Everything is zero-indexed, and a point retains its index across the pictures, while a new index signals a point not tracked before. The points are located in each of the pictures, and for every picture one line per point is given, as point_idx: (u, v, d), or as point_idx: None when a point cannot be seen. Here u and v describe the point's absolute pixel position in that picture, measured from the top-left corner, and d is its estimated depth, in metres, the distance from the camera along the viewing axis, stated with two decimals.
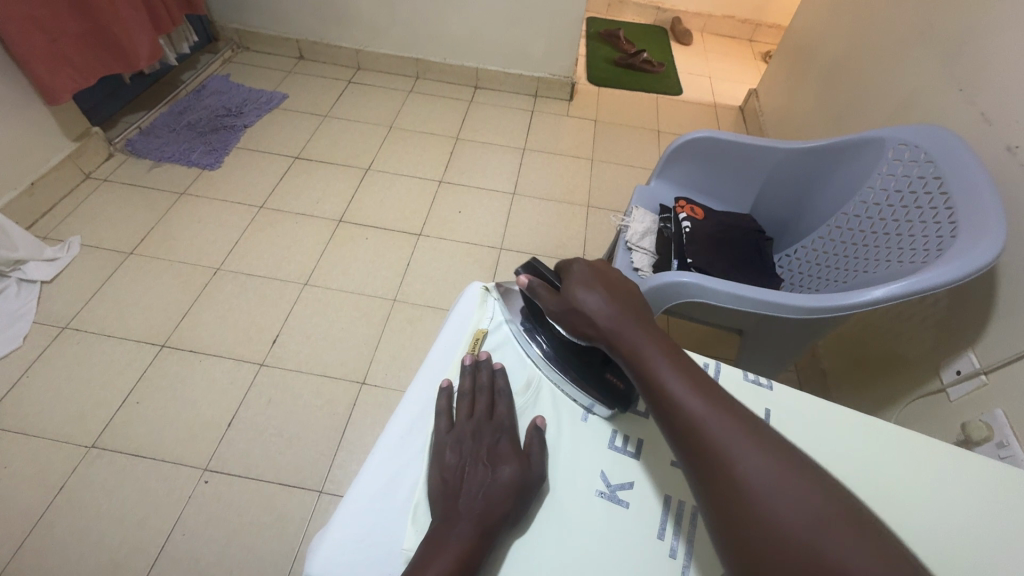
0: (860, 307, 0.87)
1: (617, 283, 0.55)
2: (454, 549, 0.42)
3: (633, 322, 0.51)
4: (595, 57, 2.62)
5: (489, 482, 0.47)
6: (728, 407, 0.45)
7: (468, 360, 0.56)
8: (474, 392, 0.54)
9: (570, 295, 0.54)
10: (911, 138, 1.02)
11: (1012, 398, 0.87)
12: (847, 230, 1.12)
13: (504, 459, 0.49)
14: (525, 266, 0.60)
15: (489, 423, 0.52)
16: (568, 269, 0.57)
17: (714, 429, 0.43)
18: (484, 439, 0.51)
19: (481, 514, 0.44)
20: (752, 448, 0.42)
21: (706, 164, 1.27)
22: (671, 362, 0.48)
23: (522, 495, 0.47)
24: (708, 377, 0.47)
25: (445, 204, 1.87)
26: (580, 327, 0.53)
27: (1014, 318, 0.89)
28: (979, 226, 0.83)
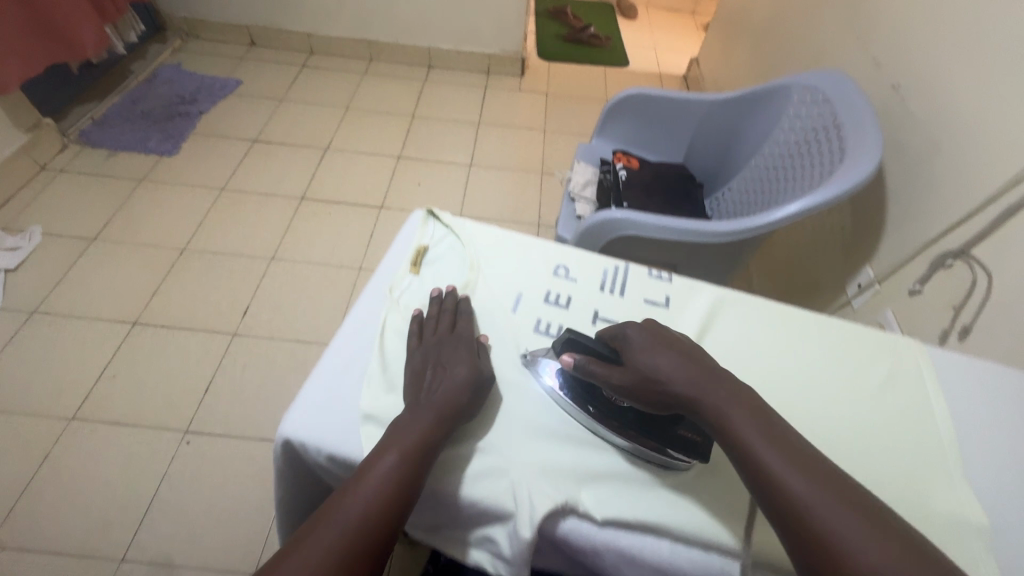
0: (773, 225, 1.00)
1: (679, 343, 0.54)
2: (417, 433, 0.48)
3: (715, 389, 0.50)
4: (545, 33, 2.70)
5: (445, 380, 0.53)
6: (834, 483, 0.45)
7: (436, 292, 0.62)
8: (438, 315, 0.59)
9: (637, 368, 0.52)
10: (812, 82, 1.15)
11: (900, 299, 1.01)
12: (762, 168, 1.24)
13: (460, 363, 0.54)
14: (563, 341, 0.56)
15: (451, 335, 0.57)
16: (623, 334, 0.55)
17: (832, 514, 0.42)
18: (445, 350, 0.56)
19: (440, 408, 0.50)
20: (869, 531, 0.41)
21: (639, 119, 1.38)
22: (766, 436, 0.47)
23: (477, 393, 0.53)
24: (806, 447, 0.47)
25: (404, 178, 1.94)
26: (654, 397, 0.51)
27: (901, 231, 1.03)
28: (860, 150, 0.97)
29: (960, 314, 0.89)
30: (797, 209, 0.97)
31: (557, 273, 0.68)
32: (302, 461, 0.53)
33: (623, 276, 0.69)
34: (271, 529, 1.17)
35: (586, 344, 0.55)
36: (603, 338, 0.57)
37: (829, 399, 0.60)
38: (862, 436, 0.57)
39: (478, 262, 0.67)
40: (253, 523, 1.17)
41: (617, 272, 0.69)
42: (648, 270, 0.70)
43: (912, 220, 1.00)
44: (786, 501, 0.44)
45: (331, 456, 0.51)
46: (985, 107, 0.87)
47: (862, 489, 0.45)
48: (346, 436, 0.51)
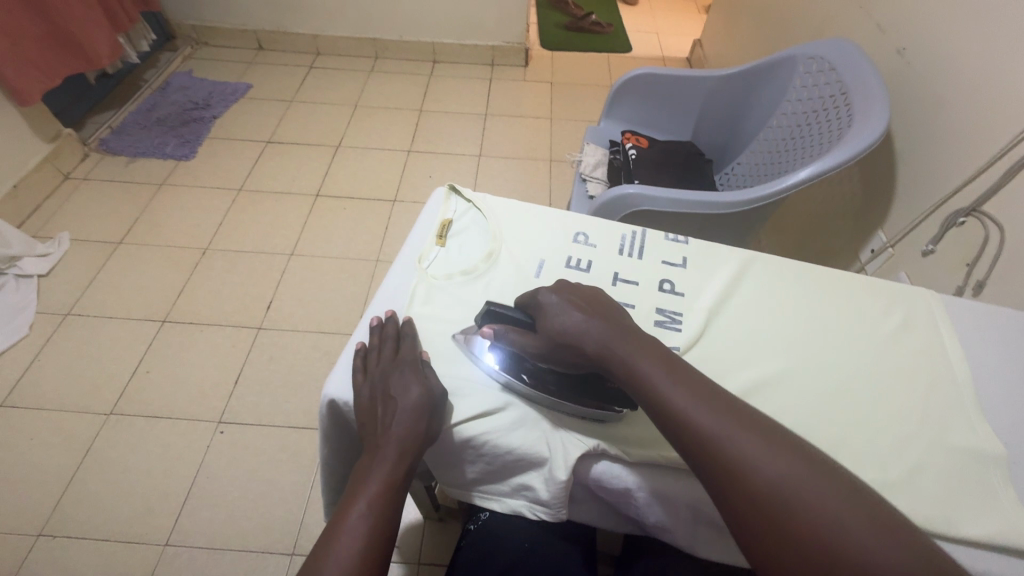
0: (790, 189, 1.01)
1: (591, 301, 0.55)
2: (381, 477, 0.50)
3: (620, 339, 0.51)
4: (546, 23, 2.72)
5: (397, 411, 0.51)
6: (736, 415, 0.46)
7: (376, 321, 0.59)
8: (381, 344, 0.57)
9: (551, 330, 0.53)
10: (817, 52, 1.16)
11: (913, 261, 1.02)
12: (772, 140, 1.26)
13: (402, 393, 0.52)
14: (483, 314, 0.58)
15: (395, 360, 0.55)
16: (535, 300, 0.56)
17: (733, 443, 0.44)
18: (390, 375, 0.53)
19: (398, 444, 0.50)
20: (765, 452, 0.43)
21: (646, 99, 1.39)
22: (672, 379, 0.48)
23: (433, 413, 0.52)
24: (710, 385, 0.48)
25: (415, 171, 1.98)
26: (568, 356, 0.53)
27: (912, 193, 1.03)
28: (868, 115, 0.98)
29: (974, 270, 0.90)
30: (814, 170, 0.98)
31: (577, 240, 0.71)
32: (349, 422, 0.57)
33: (641, 242, 0.71)
34: (306, 511, 1.21)
35: (505, 316, 0.56)
36: (521, 306, 0.58)
37: (847, 346, 0.62)
38: (883, 380, 0.59)
39: (501, 233, 0.70)
40: (288, 506, 1.21)
41: (635, 237, 0.72)
42: (666, 235, 0.72)
43: (922, 182, 1.01)
44: (692, 439, 0.45)
45: None
46: (991, 63, 0.87)
47: (766, 418, 0.46)
48: None
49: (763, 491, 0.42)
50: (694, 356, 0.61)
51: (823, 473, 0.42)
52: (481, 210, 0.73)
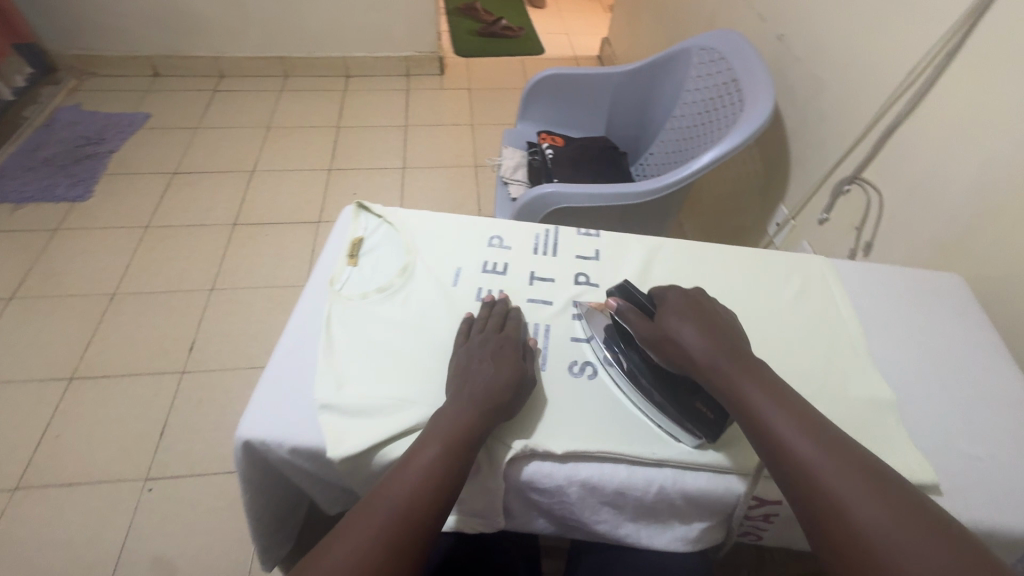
0: (697, 173, 1.06)
1: (711, 316, 0.56)
2: (458, 427, 0.50)
3: (727, 357, 0.52)
4: (458, 30, 2.73)
5: (489, 376, 0.53)
6: (838, 448, 0.46)
7: (487, 297, 0.63)
8: (487, 317, 0.60)
9: (666, 326, 0.55)
10: (707, 43, 1.23)
11: (812, 229, 1.10)
12: (678, 129, 1.32)
13: (504, 362, 0.55)
14: (618, 288, 0.60)
15: (499, 334, 0.58)
16: (662, 301, 0.58)
17: (831, 479, 0.44)
18: (497, 346, 0.56)
19: (480, 402, 0.51)
20: (873, 504, 0.43)
21: (558, 99, 1.43)
22: (779, 407, 0.49)
23: (518, 393, 0.54)
24: (820, 419, 0.49)
25: (339, 189, 1.92)
26: (675, 357, 0.54)
27: (804, 167, 1.12)
28: (756, 99, 1.05)
29: (862, 232, 0.98)
30: (716, 153, 1.03)
31: (492, 243, 0.71)
32: (266, 459, 0.53)
33: (553, 240, 0.72)
34: (253, 558, 1.14)
35: (635, 295, 0.59)
36: (651, 296, 0.60)
37: (753, 317, 0.66)
38: (784, 344, 0.63)
39: (414, 245, 0.69)
40: (234, 555, 1.14)
41: (548, 235, 0.73)
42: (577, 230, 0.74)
43: (811, 155, 1.09)
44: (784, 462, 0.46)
45: (293, 449, 0.51)
46: (855, 43, 0.96)
47: (883, 468, 0.46)
48: (306, 428, 0.52)
49: (864, 538, 0.42)
50: None
51: (937, 534, 0.41)
52: (394, 224, 0.71)
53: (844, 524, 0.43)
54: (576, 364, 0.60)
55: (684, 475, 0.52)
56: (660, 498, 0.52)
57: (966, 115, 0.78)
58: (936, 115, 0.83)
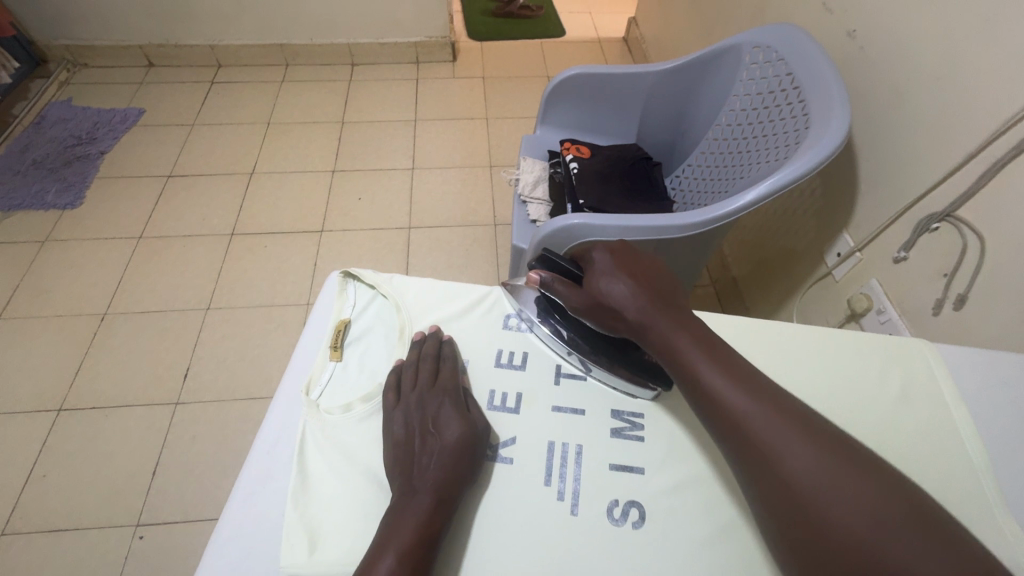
0: (756, 204, 0.90)
1: (640, 263, 0.53)
2: (414, 518, 0.41)
3: (659, 308, 0.49)
4: (472, 10, 2.52)
5: (439, 450, 0.46)
6: (770, 398, 0.44)
7: (416, 335, 0.54)
8: (419, 363, 0.52)
9: (593, 288, 0.51)
10: (761, 40, 1.05)
11: (884, 267, 0.93)
12: (722, 139, 1.14)
13: (447, 421, 0.47)
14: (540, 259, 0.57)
15: (436, 387, 0.50)
16: (586, 259, 0.54)
17: (758, 429, 0.42)
18: (429, 406, 0.49)
19: (435, 486, 0.43)
20: (798, 444, 0.41)
21: (585, 102, 1.26)
22: (710, 357, 0.46)
23: (475, 455, 0.46)
24: (748, 366, 0.46)
25: (343, 193, 1.79)
26: (606, 318, 0.51)
27: (877, 194, 0.95)
28: (827, 113, 0.87)
29: (953, 281, 0.81)
30: (780, 180, 0.86)
31: (509, 324, 0.57)
32: None
33: None
34: None
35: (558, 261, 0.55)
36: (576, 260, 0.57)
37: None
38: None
39: (412, 331, 0.56)
40: None
41: None
42: None
43: (888, 179, 0.92)
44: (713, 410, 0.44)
45: None
46: (954, 49, 0.78)
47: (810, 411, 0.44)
48: None
49: (786, 477, 0.40)
50: (663, 479, 0.49)
51: (861, 472, 0.39)
52: (387, 299, 0.58)
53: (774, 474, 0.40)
54: (616, 508, 0.47)
55: None
56: None
57: None
58: None
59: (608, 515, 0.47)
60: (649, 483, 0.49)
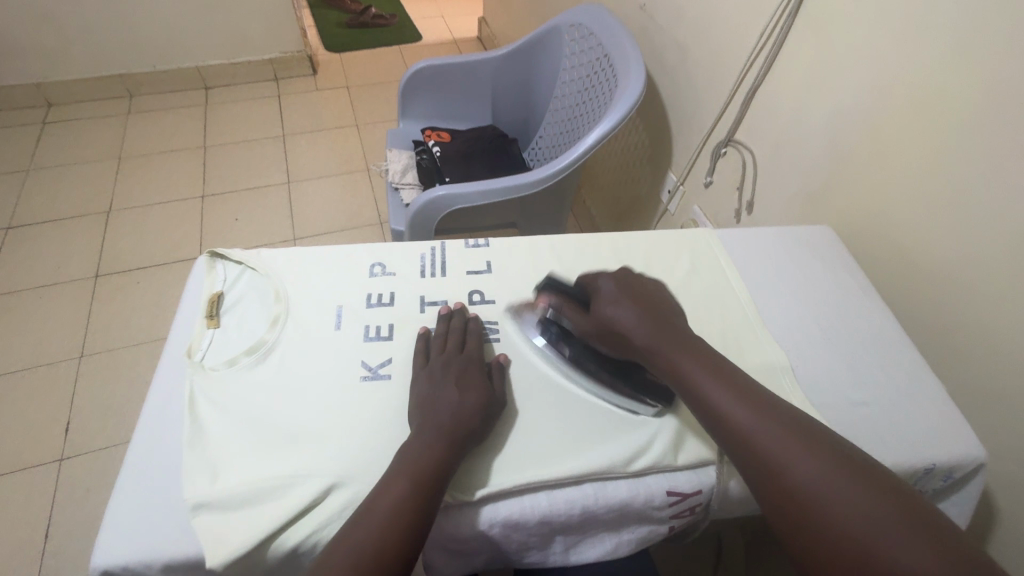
0: (586, 155, 1.06)
1: (640, 289, 0.58)
2: (428, 461, 0.47)
3: (670, 343, 0.54)
4: (325, 23, 2.54)
5: (457, 404, 0.51)
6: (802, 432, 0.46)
7: (444, 308, 0.61)
8: (446, 333, 0.58)
9: (600, 313, 0.57)
10: (575, 20, 1.22)
11: (700, 193, 1.13)
12: (560, 109, 1.30)
13: (472, 387, 0.53)
14: (545, 285, 0.61)
15: (461, 355, 0.56)
16: (593, 287, 0.60)
17: (784, 457, 0.45)
18: (455, 369, 0.54)
19: (451, 433, 0.49)
20: (833, 478, 0.43)
21: (438, 92, 1.37)
22: (734, 393, 0.50)
23: (489, 415, 0.52)
24: (776, 401, 0.49)
25: (217, 217, 1.74)
26: (616, 343, 0.56)
27: (685, 135, 1.15)
28: (628, 73, 1.05)
29: (743, 192, 1.02)
30: (600, 133, 1.03)
31: (374, 272, 0.65)
32: None
33: (441, 260, 0.67)
34: None
35: (565, 289, 0.60)
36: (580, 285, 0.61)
37: None
38: None
39: (286, 291, 0.61)
40: None
41: (434, 253, 0.68)
42: (466, 242, 0.69)
43: (689, 121, 1.12)
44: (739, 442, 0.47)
45: (168, 563, 0.44)
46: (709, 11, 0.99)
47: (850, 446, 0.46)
48: (180, 532, 0.45)
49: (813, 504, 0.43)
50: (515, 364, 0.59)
51: (845, 459, 0.44)
52: (257, 271, 0.63)
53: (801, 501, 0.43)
54: None
55: (605, 487, 0.51)
56: (586, 516, 0.51)
57: (816, 73, 0.82)
58: (792, 72, 0.86)
59: None
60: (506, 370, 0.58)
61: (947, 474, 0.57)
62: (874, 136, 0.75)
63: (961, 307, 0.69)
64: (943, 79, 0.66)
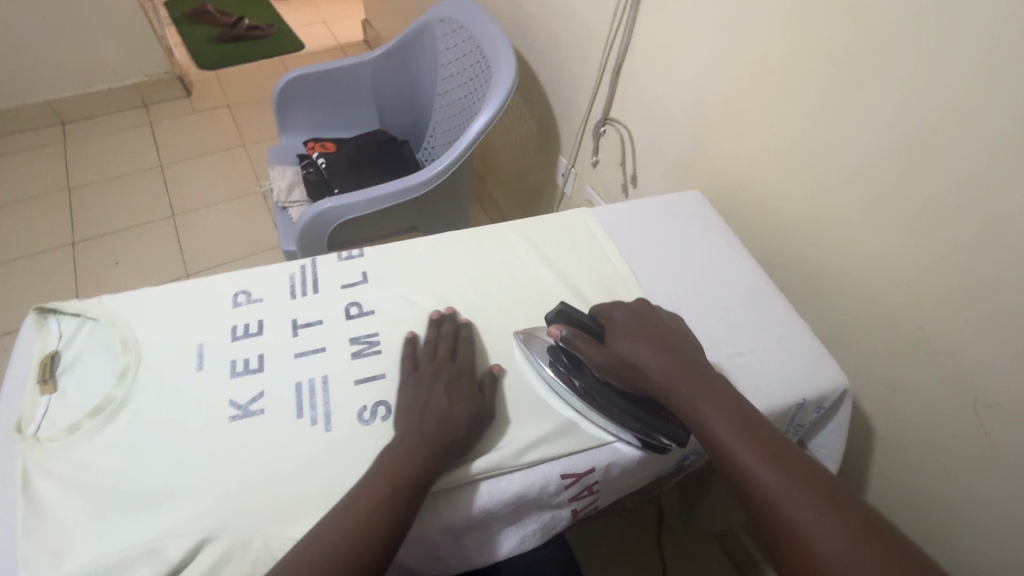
0: (470, 148, 1.06)
1: (654, 323, 0.56)
2: (410, 468, 0.47)
3: (685, 377, 0.51)
4: (195, 40, 2.36)
5: (445, 411, 0.51)
6: (808, 479, 0.44)
7: (434, 314, 0.60)
8: (436, 339, 0.58)
9: (617, 348, 0.54)
10: (445, 15, 1.20)
11: (590, 174, 1.16)
12: (444, 106, 1.28)
13: (461, 397, 0.53)
14: (558, 311, 0.58)
15: (451, 362, 0.56)
16: (607, 319, 0.57)
17: (781, 500, 0.44)
18: (447, 377, 0.54)
19: (435, 439, 0.49)
20: (834, 533, 0.41)
21: (316, 101, 1.31)
22: (741, 430, 0.47)
23: (479, 423, 0.52)
24: (787, 445, 0.47)
25: (94, 263, 1.58)
26: (631, 380, 0.53)
27: (567, 118, 1.17)
28: (499, 62, 1.05)
29: (626, 168, 1.05)
30: (479, 125, 1.03)
31: (238, 301, 0.60)
32: None
33: (313, 278, 0.63)
34: None
35: (580, 319, 0.57)
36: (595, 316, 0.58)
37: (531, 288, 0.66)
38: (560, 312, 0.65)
39: (135, 337, 0.55)
40: None
41: (305, 271, 0.64)
42: (339, 256, 0.66)
43: (568, 104, 1.14)
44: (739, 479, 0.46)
45: None
46: None
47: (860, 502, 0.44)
48: None
49: (808, 551, 0.41)
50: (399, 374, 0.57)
51: (849, 513, 0.42)
52: (98, 321, 0.57)
53: (797, 549, 0.42)
54: (365, 411, 0.54)
55: (499, 483, 0.51)
56: (484, 516, 0.51)
57: (667, 47, 0.85)
58: (649, 46, 0.89)
59: (358, 418, 0.53)
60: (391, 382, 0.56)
61: (818, 406, 0.62)
62: (725, 101, 0.80)
63: (818, 251, 0.75)
64: (768, 42, 0.71)
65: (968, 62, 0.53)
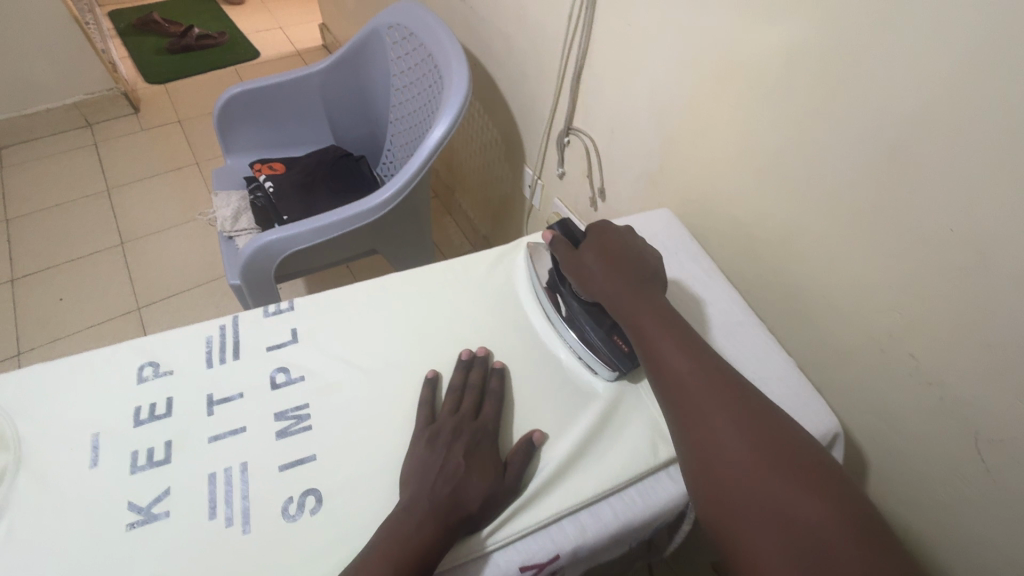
0: (424, 166, 0.98)
1: (630, 247, 0.60)
2: (412, 543, 0.42)
3: (633, 292, 0.56)
4: (142, 51, 2.23)
5: (460, 480, 0.47)
6: (726, 384, 0.50)
7: (466, 355, 0.57)
8: (460, 394, 0.54)
9: (585, 259, 0.59)
10: (392, 21, 1.11)
11: (557, 186, 1.08)
12: (399, 117, 1.19)
13: (480, 465, 0.48)
14: (558, 224, 0.64)
15: (472, 422, 0.52)
16: (585, 235, 0.62)
17: (698, 393, 0.49)
18: (468, 439, 0.50)
19: (443, 513, 0.44)
20: (736, 418, 0.47)
21: (261, 118, 1.22)
22: (676, 341, 0.53)
23: (497, 499, 0.47)
24: (714, 359, 0.52)
25: (36, 299, 1.48)
26: (591, 287, 0.58)
27: (529, 128, 1.09)
28: (451, 74, 0.97)
29: (593, 180, 0.98)
30: (433, 141, 0.95)
31: (143, 376, 0.52)
32: None
33: (234, 339, 0.55)
34: None
35: (572, 231, 0.63)
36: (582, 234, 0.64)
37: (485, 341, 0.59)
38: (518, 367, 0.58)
39: (14, 432, 0.47)
40: None
41: (225, 332, 0.56)
42: (266, 311, 0.58)
43: (529, 112, 1.07)
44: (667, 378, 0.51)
45: None
46: None
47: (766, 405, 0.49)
48: None
49: (711, 433, 0.47)
50: (330, 455, 0.49)
51: (754, 410, 0.48)
52: None
53: (702, 431, 0.47)
54: (291, 504, 0.46)
55: None
56: None
57: (627, 51, 0.78)
58: (609, 48, 0.81)
59: (283, 513, 0.46)
60: (322, 465, 0.49)
61: None
62: (692, 111, 0.73)
63: (798, 272, 0.68)
64: (734, 47, 0.64)
65: (951, 65, 0.47)
